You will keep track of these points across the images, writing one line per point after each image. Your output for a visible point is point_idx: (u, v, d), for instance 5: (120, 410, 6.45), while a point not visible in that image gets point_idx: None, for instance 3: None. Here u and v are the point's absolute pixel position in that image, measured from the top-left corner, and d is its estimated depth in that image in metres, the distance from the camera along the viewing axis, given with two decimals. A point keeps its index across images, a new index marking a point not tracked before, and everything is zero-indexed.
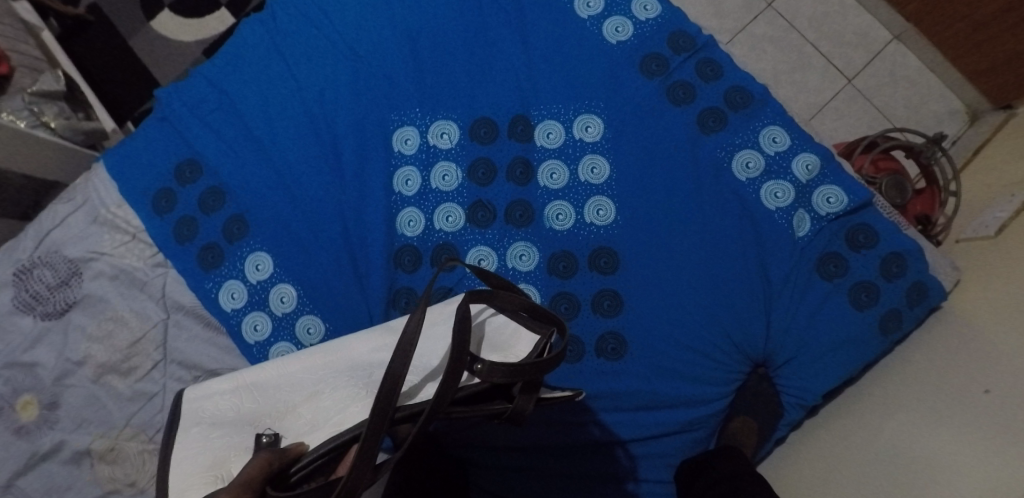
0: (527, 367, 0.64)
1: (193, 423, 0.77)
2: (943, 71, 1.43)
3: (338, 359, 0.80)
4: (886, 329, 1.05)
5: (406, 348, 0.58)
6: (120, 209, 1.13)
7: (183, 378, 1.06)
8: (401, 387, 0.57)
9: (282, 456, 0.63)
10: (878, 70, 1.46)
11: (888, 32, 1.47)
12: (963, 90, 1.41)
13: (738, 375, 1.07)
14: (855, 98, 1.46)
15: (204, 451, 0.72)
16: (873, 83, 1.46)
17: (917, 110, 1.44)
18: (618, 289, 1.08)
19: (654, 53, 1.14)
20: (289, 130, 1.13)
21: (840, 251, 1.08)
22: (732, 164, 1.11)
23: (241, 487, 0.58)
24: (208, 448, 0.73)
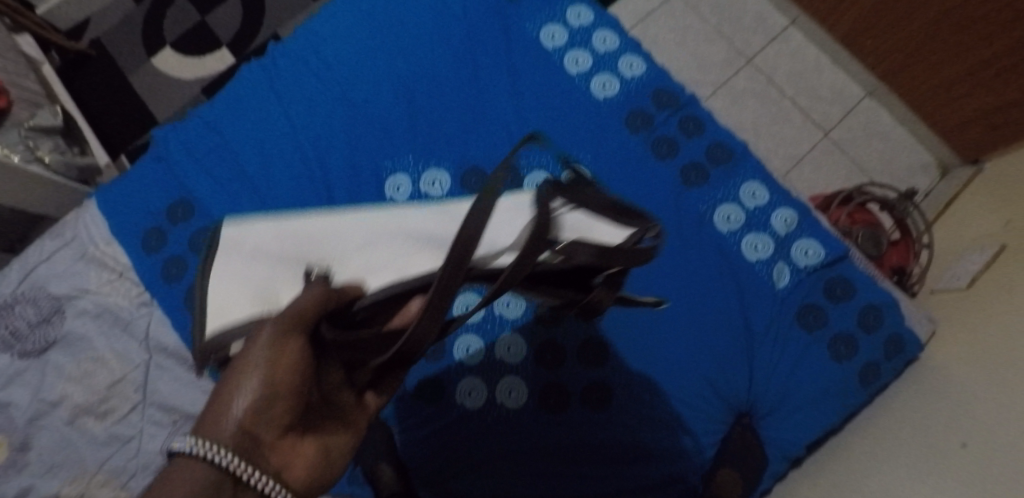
0: (613, 252, 0.65)
1: (232, 253, 0.63)
2: (913, 127, 1.50)
3: (396, 224, 0.66)
4: (865, 380, 1.07)
5: (479, 214, 0.53)
6: (109, 246, 1.13)
7: (161, 422, 1.05)
8: (474, 248, 0.52)
9: (339, 294, 0.57)
10: (852, 125, 1.53)
11: (861, 89, 1.55)
12: (933, 146, 1.48)
13: (723, 427, 1.08)
14: (831, 151, 1.52)
15: (248, 273, 0.63)
16: (848, 137, 1.52)
17: (890, 163, 1.50)
18: (603, 339, 1.10)
19: (639, 109, 1.19)
20: (283, 172, 1.15)
21: (819, 302, 1.11)
22: (713, 216, 1.15)
23: (293, 320, 0.51)
24: (252, 272, 0.63)
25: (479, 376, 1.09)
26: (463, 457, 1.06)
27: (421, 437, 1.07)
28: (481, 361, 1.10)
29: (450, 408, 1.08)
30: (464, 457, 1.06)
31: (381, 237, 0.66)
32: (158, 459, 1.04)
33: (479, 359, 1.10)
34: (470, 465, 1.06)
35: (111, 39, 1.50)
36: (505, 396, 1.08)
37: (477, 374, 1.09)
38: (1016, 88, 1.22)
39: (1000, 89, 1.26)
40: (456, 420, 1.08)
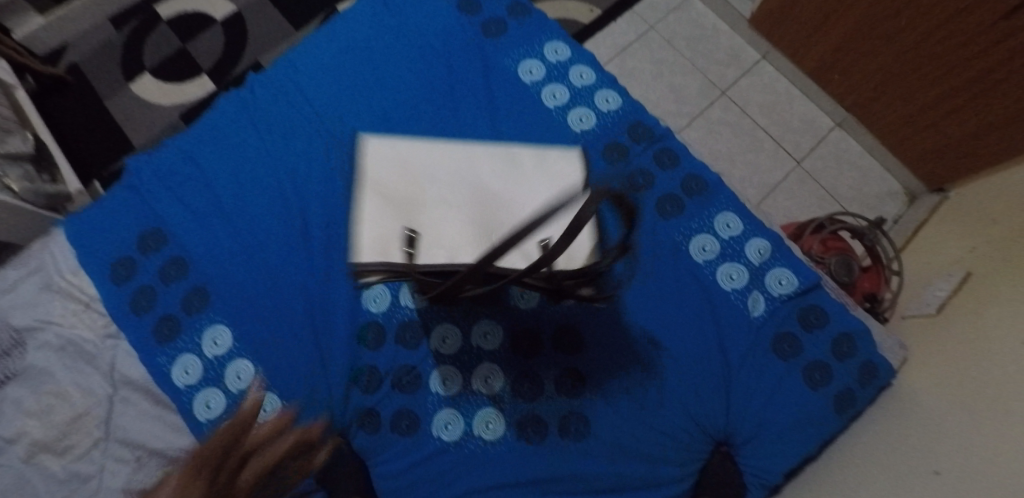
0: None
1: (380, 165, 1.07)
2: (882, 156, 1.54)
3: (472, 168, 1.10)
4: (841, 408, 1.07)
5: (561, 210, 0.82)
6: (76, 276, 1.10)
7: (125, 458, 1.01)
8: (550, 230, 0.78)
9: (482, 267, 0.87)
10: (823, 154, 1.57)
11: (831, 120, 1.59)
12: (902, 175, 1.52)
13: (701, 455, 1.07)
14: (804, 180, 1.55)
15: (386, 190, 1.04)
16: (819, 166, 1.56)
17: (860, 191, 1.54)
18: (580, 369, 1.10)
19: (614, 142, 1.20)
20: (259, 202, 1.14)
21: (794, 330, 1.11)
22: (688, 247, 1.15)
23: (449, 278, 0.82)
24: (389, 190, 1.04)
25: (457, 407, 1.07)
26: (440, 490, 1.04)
27: (396, 471, 1.05)
28: (458, 392, 1.08)
29: (426, 440, 1.06)
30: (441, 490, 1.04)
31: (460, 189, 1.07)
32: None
33: (455, 389, 1.08)
34: None
35: (90, 65, 1.49)
36: (482, 428, 1.07)
37: (454, 406, 1.08)
38: (978, 119, 1.27)
39: (962, 120, 1.30)
40: (432, 453, 1.05)
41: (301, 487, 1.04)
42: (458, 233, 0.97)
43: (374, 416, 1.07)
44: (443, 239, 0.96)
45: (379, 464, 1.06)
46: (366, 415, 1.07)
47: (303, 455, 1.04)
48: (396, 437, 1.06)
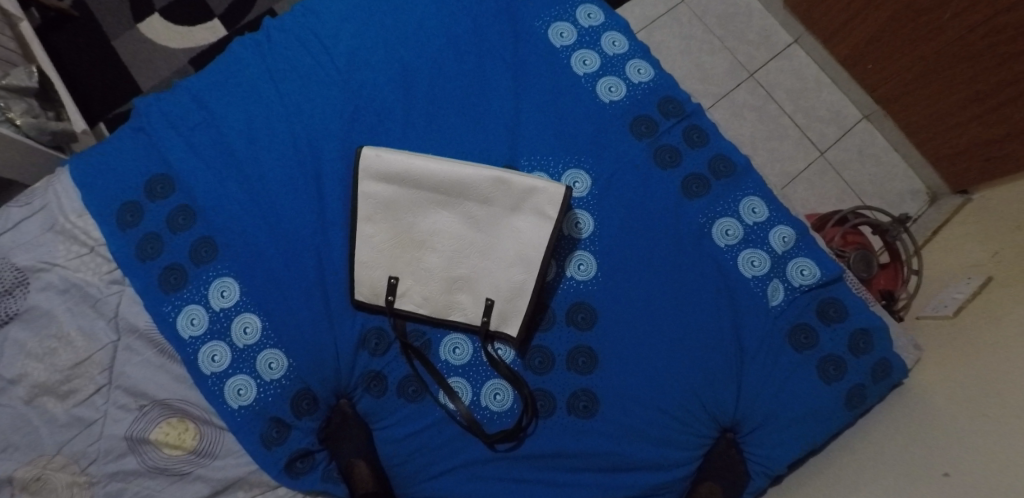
0: None
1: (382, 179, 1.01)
2: (907, 152, 1.49)
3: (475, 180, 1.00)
4: (851, 404, 1.06)
5: None
6: (80, 219, 1.07)
7: (127, 406, 1.00)
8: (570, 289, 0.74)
9: None
10: (847, 145, 1.53)
11: (858, 111, 1.54)
12: (925, 173, 1.48)
13: (707, 441, 1.07)
14: (825, 171, 1.51)
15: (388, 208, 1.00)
16: (843, 157, 1.52)
17: (881, 187, 1.50)
18: (593, 346, 1.07)
19: (644, 116, 1.16)
20: (272, 153, 1.10)
21: (811, 322, 1.09)
22: (712, 230, 1.12)
23: None
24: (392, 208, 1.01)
25: (466, 377, 1.06)
26: (442, 458, 1.05)
27: (399, 437, 1.05)
28: (467, 362, 1.07)
29: (430, 409, 1.06)
30: (443, 458, 1.05)
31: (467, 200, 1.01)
32: (123, 445, 0.99)
33: (465, 359, 1.07)
34: (448, 465, 1.04)
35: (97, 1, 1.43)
36: (490, 399, 1.05)
37: (463, 375, 1.06)
38: (1012, 121, 1.22)
39: (994, 122, 1.25)
40: (437, 421, 1.05)
41: (303, 445, 1.03)
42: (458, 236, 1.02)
43: (381, 380, 1.07)
44: (442, 242, 1.03)
45: (383, 427, 1.06)
46: (372, 378, 1.07)
47: (307, 413, 1.05)
48: (401, 402, 1.06)
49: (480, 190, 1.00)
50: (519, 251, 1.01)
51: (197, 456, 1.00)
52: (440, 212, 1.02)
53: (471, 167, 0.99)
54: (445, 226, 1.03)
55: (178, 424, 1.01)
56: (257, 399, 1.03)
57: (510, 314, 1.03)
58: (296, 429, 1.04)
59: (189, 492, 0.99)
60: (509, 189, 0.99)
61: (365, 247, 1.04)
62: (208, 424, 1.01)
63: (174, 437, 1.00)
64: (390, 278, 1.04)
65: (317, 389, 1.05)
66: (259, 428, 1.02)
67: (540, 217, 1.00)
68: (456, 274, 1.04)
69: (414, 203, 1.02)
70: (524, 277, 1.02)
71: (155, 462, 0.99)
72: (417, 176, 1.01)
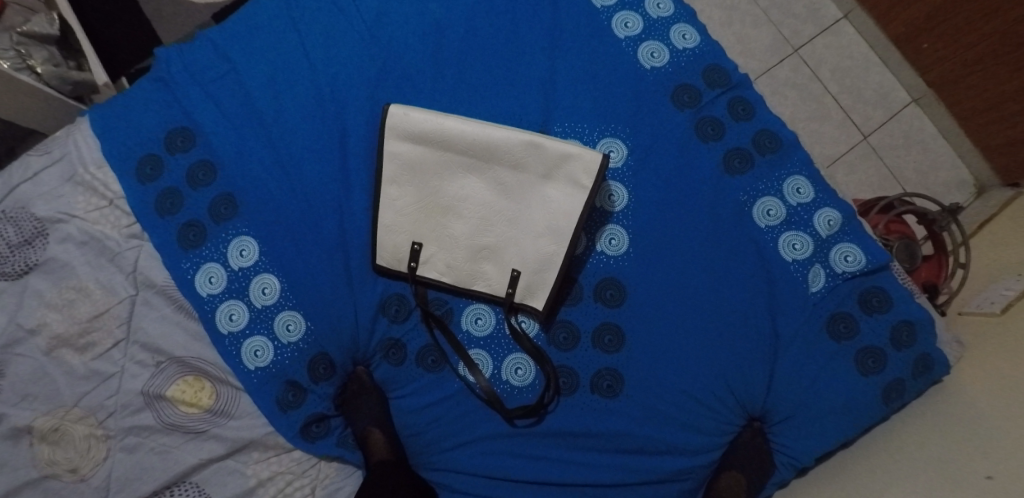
0: None
1: (409, 139, 0.97)
2: (957, 140, 1.41)
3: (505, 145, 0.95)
4: (888, 399, 1.01)
5: None
6: (100, 170, 1.03)
7: (145, 362, 1.00)
8: None
9: None
10: (893, 130, 1.44)
11: (908, 94, 1.45)
12: (974, 162, 1.40)
13: (733, 428, 1.03)
14: (868, 155, 1.43)
15: None
16: (888, 142, 1.44)
17: (926, 175, 1.42)
18: (621, 324, 1.03)
19: (687, 85, 1.08)
20: (294, 109, 1.05)
21: (851, 311, 1.03)
22: (753, 209, 1.05)
23: None
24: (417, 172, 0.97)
25: (487, 349, 1.03)
26: (460, 431, 1.03)
27: (417, 407, 1.03)
28: (489, 334, 1.04)
29: (450, 380, 1.04)
30: (461, 431, 1.03)
31: (497, 166, 0.97)
32: (140, 400, 0.99)
33: (487, 331, 1.04)
34: (466, 437, 1.02)
35: None
36: (511, 374, 1.02)
37: (485, 348, 1.03)
38: None
39: None
40: (456, 393, 1.03)
41: (319, 410, 1.02)
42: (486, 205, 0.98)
43: (400, 348, 1.04)
44: (466, 211, 0.99)
45: (401, 396, 1.05)
46: (392, 346, 1.04)
47: (323, 379, 1.03)
48: (420, 372, 1.04)
49: (510, 155, 0.95)
50: (550, 221, 0.97)
51: (212, 415, 0.99)
52: (468, 177, 0.98)
53: (503, 130, 0.95)
54: (473, 193, 0.98)
55: (195, 382, 1.00)
56: (274, 361, 1.01)
57: (536, 287, 0.99)
58: (312, 393, 1.03)
59: (204, 451, 0.98)
60: (542, 154, 0.94)
61: (388, 211, 1.00)
62: (224, 384, 1.00)
63: (190, 395, 0.99)
64: (412, 243, 1.00)
65: (335, 354, 1.03)
66: (276, 390, 1.01)
67: (573, 187, 0.95)
68: (482, 243, 1.00)
69: (441, 167, 0.98)
70: (554, 249, 0.97)
71: (171, 419, 0.99)
72: (445, 138, 0.96)
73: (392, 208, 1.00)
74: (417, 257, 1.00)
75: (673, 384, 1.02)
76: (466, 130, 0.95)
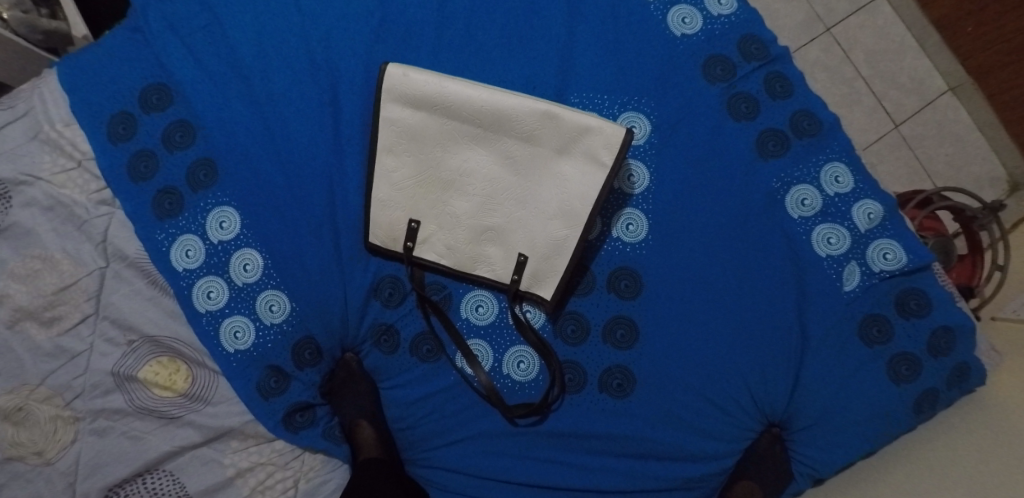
0: None
1: (407, 104, 0.87)
2: (993, 133, 1.28)
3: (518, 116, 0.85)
4: (920, 410, 0.93)
5: None
6: (68, 128, 0.94)
7: (116, 341, 0.92)
8: None
9: None
10: (926, 120, 1.30)
11: (943, 82, 1.30)
12: (1010, 156, 1.27)
13: (750, 433, 0.95)
14: (898, 146, 1.30)
15: None
16: (920, 133, 1.30)
17: (957, 170, 1.29)
18: (635, 318, 0.94)
19: (719, 56, 0.96)
20: (283, 67, 0.95)
21: (886, 314, 0.94)
22: (786, 198, 0.94)
23: None
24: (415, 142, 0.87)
25: (488, 340, 0.94)
26: (456, 427, 0.95)
27: (410, 399, 0.96)
28: (491, 323, 0.95)
29: (446, 371, 0.95)
30: (457, 427, 0.95)
31: (507, 139, 0.87)
32: (110, 381, 0.91)
33: (489, 320, 0.95)
34: (462, 434, 0.95)
35: None
36: (513, 367, 0.94)
37: (485, 338, 0.94)
38: None
39: None
40: (453, 385, 0.95)
41: (304, 398, 0.94)
42: (492, 182, 0.89)
43: (393, 335, 0.96)
44: (469, 188, 0.90)
45: (393, 386, 0.97)
46: (384, 332, 0.96)
47: (309, 365, 0.95)
48: (413, 362, 0.96)
49: (521, 127, 0.86)
50: (562, 202, 0.88)
51: (188, 400, 0.91)
52: (473, 149, 0.88)
53: (515, 97, 0.85)
54: (477, 167, 0.89)
55: (169, 363, 0.92)
56: (255, 344, 0.93)
57: (544, 274, 0.90)
58: (296, 380, 0.94)
59: (178, 438, 0.91)
60: (558, 126, 0.85)
61: (383, 184, 0.91)
62: (200, 367, 0.92)
63: (163, 378, 0.91)
64: (408, 221, 0.91)
65: (322, 339, 0.95)
66: (257, 375, 0.93)
67: (591, 164, 0.86)
68: (486, 224, 0.90)
69: (443, 137, 0.88)
70: (565, 234, 0.88)
71: (143, 402, 0.91)
72: (449, 104, 0.86)
73: (386, 182, 0.91)
74: (415, 238, 0.91)
75: (689, 385, 0.93)
76: (473, 97, 0.85)
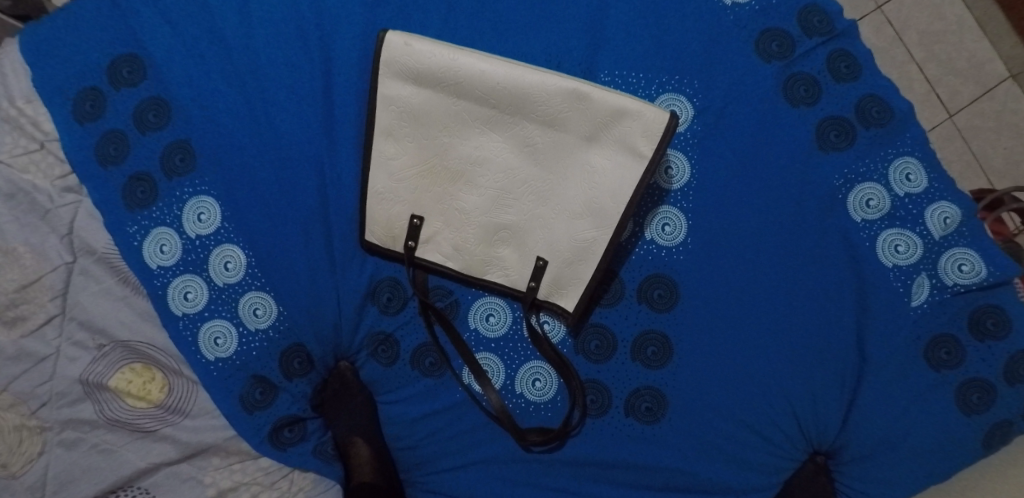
0: None
1: (409, 77, 0.76)
2: None
3: (541, 96, 0.73)
4: (990, 443, 0.78)
5: None
6: (29, 105, 0.84)
7: (84, 345, 0.81)
8: None
9: None
10: (984, 110, 1.04)
11: (1004, 66, 1.04)
12: None
13: (792, 464, 0.83)
14: (952, 140, 1.04)
15: None
16: (977, 124, 1.04)
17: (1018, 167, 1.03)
18: (668, 333, 0.82)
19: (776, 29, 0.83)
20: (272, 38, 0.83)
21: (958, 334, 0.80)
22: (847, 197, 0.82)
23: None
24: None
25: (499, 355, 0.83)
26: (463, 450, 0.84)
27: (411, 417, 0.85)
28: (503, 335, 0.84)
29: (452, 388, 0.84)
30: (464, 450, 0.84)
31: (527, 123, 0.75)
32: (78, 389, 0.80)
33: (501, 332, 0.84)
34: (469, 458, 0.84)
35: None
36: (528, 386, 0.83)
37: (496, 352, 0.83)
38: None
39: None
40: (459, 403, 0.84)
41: (293, 412, 0.83)
42: (508, 173, 0.77)
43: (392, 345, 0.85)
44: (480, 179, 0.78)
45: (391, 402, 0.86)
46: (382, 342, 0.85)
47: (298, 375, 0.84)
48: (414, 376, 0.85)
49: (544, 108, 0.74)
50: (590, 198, 0.76)
51: (164, 412, 0.81)
52: (487, 135, 0.77)
53: (539, 74, 0.73)
54: (492, 155, 0.77)
55: (143, 371, 0.81)
56: (238, 352, 0.82)
57: (565, 282, 0.79)
58: (284, 392, 0.83)
59: (153, 453, 0.80)
60: (588, 108, 0.73)
61: (382, 174, 0.79)
62: (178, 376, 0.82)
63: (137, 388, 0.80)
64: (409, 217, 0.80)
65: (313, 348, 0.84)
66: (240, 386, 0.82)
67: (625, 154, 0.74)
68: (501, 222, 0.79)
69: (452, 120, 0.76)
70: (593, 236, 0.76)
71: (116, 414, 0.80)
72: (459, 80, 0.74)
73: (384, 172, 0.79)
74: (418, 236, 0.80)
75: (728, 409, 0.81)
76: (488, 72, 0.73)
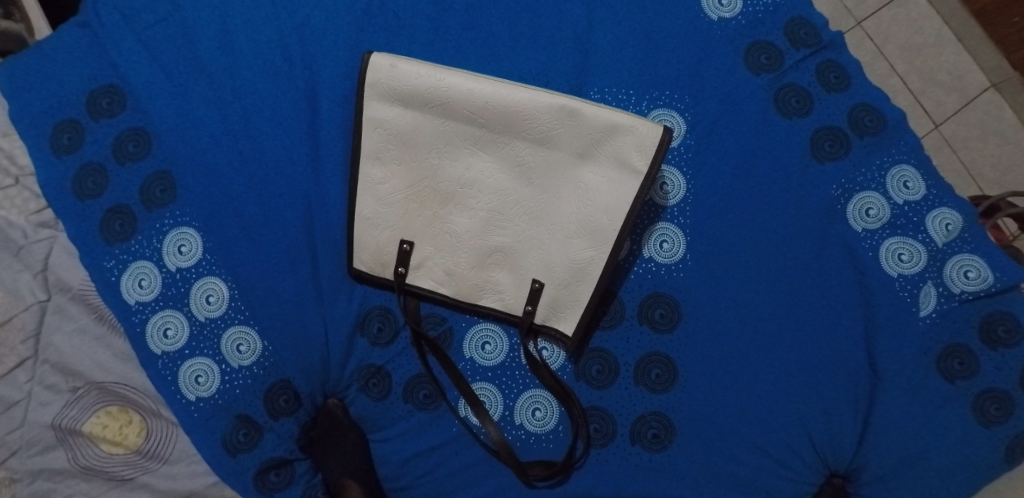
0: None
1: (395, 98, 0.74)
2: None
3: (533, 113, 0.72)
4: (1010, 455, 0.75)
5: None
6: (4, 139, 0.81)
7: (57, 388, 0.76)
8: None
9: None
10: (969, 121, 1.03)
11: (985, 77, 1.04)
12: None
13: (808, 488, 0.78)
14: (940, 151, 1.03)
15: None
16: (964, 135, 1.03)
17: (1006, 175, 1.02)
18: (671, 355, 0.79)
19: (764, 42, 0.83)
20: (255, 65, 0.82)
21: (969, 344, 0.77)
22: (847, 208, 0.80)
23: None
24: None
25: (496, 384, 0.80)
26: (461, 487, 0.80)
27: (404, 455, 0.80)
28: (500, 364, 0.80)
29: (447, 421, 0.80)
30: (462, 487, 0.80)
31: (518, 141, 0.73)
32: (50, 436, 0.75)
33: (497, 359, 0.80)
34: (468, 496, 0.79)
35: None
36: (527, 416, 0.79)
37: (493, 382, 0.80)
38: None
39: None
40: (456, 437, 0.80)
41: (279, 453, 0.79)
42: (500, 194, 0.75)
43: (383, 378, 0.81)
44: (471, 201, 0.76)
45: (383, 438, 0.81)
46: (372, 375, 0.81)
47: (284, 414, 0.80)
48: (407, 410, 0.81)
49: (535, 126, 0.72)
50: (585, 217, 0.73)
51: (141, 458, 0.76)
52: (477, 155, 0.75)
53: (528, 91, 0.71)
54: (482, 175, 0.75)
55: (119, 414, 0.77)
56: (220, 391, 0.78)
57: (563, 304, 0.76)
58: (269, 432, 0.79)
59: None
60: (579, 124, 0.71)
61: (370, 198, 0.77)
62: (157, 418, 0.77)
63: (113, 432, 0.76)
64: (399, 242, 0.78)
65: (300, 383, 0.80)
66: (223, 427, 0.78)
67: (619, 169, 0.72)
68: (493, 244, 0.76)
69: (439, 141, 0.75)
70: (589, 256, 0.74)
71: (89, 461, 0.75)
72: (446, 100, 0.73)
73: (372, 196, 0.77)
74: (408, 261, 0.78)
75: (737, 431, 0.78)
76: (476, 91, 0.72)
